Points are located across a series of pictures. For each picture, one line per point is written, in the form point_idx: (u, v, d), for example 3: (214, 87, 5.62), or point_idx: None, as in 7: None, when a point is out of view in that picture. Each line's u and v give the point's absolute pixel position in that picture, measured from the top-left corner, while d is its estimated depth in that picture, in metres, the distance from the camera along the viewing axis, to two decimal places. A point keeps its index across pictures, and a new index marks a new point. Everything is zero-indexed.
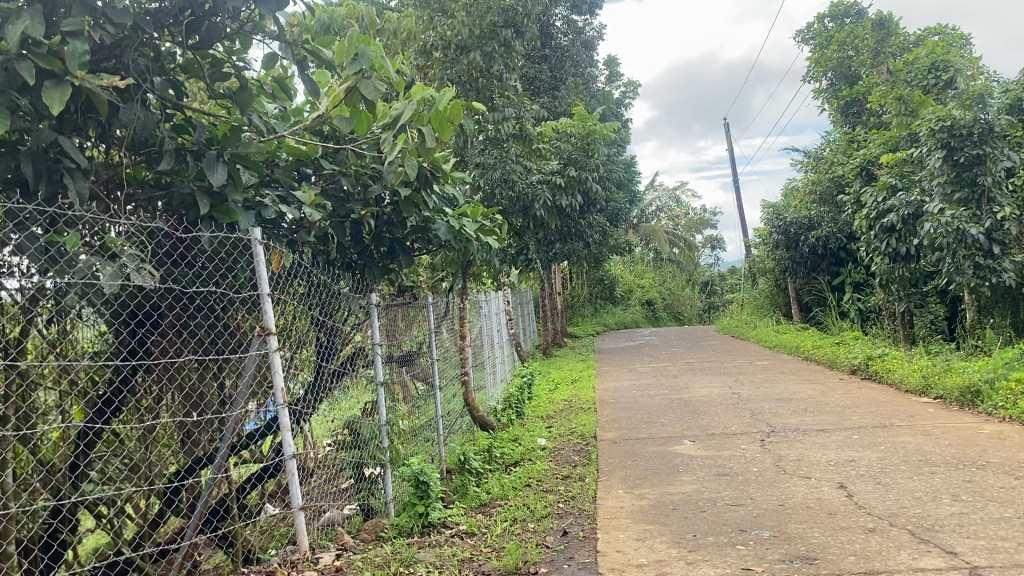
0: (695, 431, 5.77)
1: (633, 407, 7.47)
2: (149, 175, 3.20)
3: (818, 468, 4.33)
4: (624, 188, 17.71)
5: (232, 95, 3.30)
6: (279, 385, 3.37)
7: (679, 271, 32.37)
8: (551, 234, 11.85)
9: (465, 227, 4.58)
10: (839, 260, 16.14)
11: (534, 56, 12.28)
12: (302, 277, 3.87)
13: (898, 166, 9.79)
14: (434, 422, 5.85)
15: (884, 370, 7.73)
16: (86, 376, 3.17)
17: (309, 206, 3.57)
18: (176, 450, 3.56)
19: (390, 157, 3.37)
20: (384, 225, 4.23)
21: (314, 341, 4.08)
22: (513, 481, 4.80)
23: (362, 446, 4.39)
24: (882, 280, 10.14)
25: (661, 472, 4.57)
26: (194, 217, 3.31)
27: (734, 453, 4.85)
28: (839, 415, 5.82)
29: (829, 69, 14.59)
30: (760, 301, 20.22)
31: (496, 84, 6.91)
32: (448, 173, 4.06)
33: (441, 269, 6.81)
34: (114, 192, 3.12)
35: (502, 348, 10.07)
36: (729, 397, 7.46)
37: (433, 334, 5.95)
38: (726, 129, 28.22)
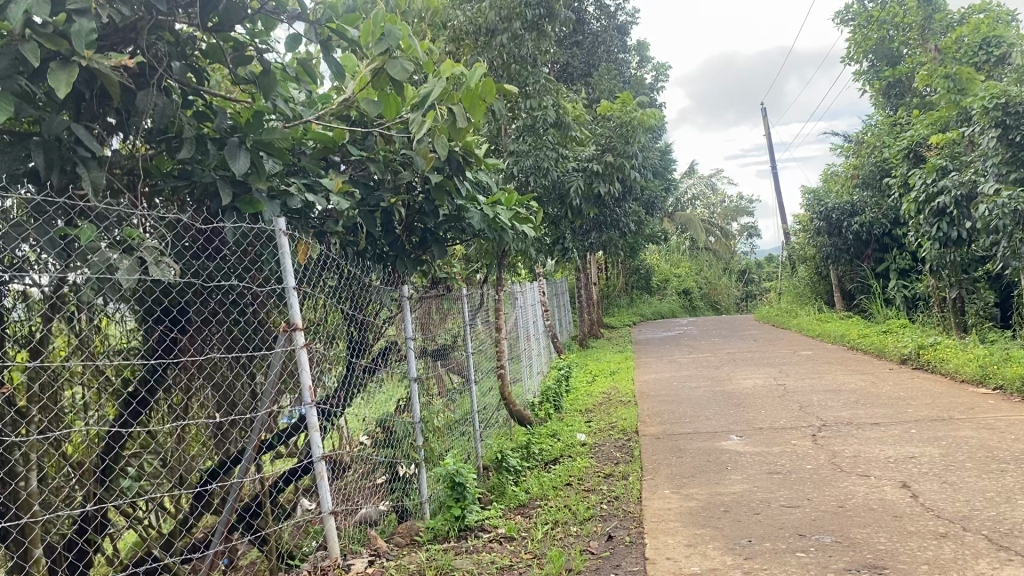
0: (741, 425, 5.54)
1: (674, 400, 7.25)
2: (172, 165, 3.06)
3: (877, 465, 4.09)
4: (658, 175, 17.41)
5: (254, 80, 3.15)
6: (306, 382, 3.15)
7: (716, 259, 31.93)
8: (586, 223, 11.63)
9: (500, 214, 4.40)
10: (884, 246, 15.71)
11: (566, 42, 12.02)
12: (332, 269, 3.72)
13: (947, 147, 9.40)
14: (470, 419, 5.69)
15: (938, 359, 7.42)
16: (114, 374, 3.05)
17: (337, 192, 3.44)
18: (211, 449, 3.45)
19: (419, 137, 3.20)
20: (417, 214, 4.08)
21: (345, 336, 3.95)
22: (553, 480, 4.62)
23: (396, 445, 4.23)
24: (932, 266, 9.77)
25: (708, 470, 4.36)
26: (217, 206, 3.17)
27: (785, 449, 4.62)
28: (893, 408, 5.56)
29: (870, 49, 14.15)
30: (800, 289, 19.82)
31: (529, 68, 6.70)
32: (481, 159, 3.89)
33: (476, 260, 6.64)
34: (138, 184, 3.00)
35: (538, 340, 9.89)
36: (774, 389, 7.20)
37: (467, 326, 5.78)
38: (762, 115, 27.69)
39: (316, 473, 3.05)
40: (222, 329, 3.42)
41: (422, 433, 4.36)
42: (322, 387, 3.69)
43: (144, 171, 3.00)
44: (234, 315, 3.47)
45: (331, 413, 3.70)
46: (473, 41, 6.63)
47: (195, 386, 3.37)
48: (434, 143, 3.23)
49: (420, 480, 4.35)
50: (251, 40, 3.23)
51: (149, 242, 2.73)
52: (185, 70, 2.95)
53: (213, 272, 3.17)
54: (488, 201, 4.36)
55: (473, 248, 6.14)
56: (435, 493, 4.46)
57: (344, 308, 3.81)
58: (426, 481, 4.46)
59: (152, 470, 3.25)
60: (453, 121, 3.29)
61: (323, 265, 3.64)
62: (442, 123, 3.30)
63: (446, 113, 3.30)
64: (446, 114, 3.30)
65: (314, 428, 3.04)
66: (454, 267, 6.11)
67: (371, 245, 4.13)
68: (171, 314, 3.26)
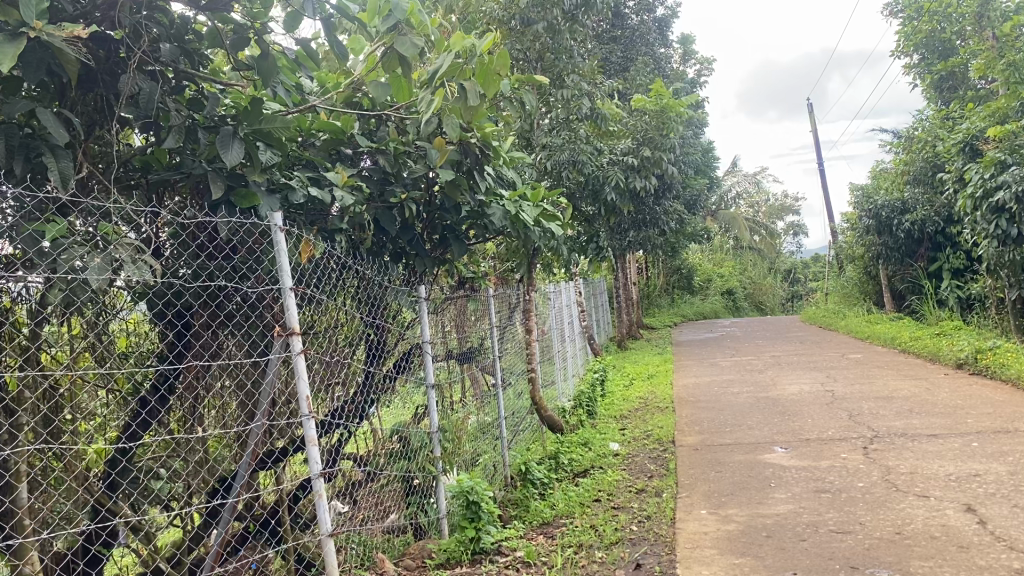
0: (785, 435, 5.19)
1: (715, 407, 6.90)
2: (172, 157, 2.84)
3: (937, 483, 3.73)
4: (700, 172, 16.99)
5: (254, 65, 2.93)
6: (302, 394, 2.75)
7: (761, 259, 31.19)
8: (624, 222, 11.31)
9: (524, 212, 4.10)
10: (937, 245, 15.09)
11: (604, 37, 11.72)
12: (344, 273, 3.46)
13: (1007, 139, 8.87)
14: (499, 427, 5.42)
15: (998, 364, 6.96)
16: (125, 378, 2.86)
17: (341, 187, 3.15)
18: (235, 452, 3.29)
19: (426, 113, 3.03)
20: (435, 210, 3.85)
21: (362, 344, 3.78)
22: (580, 495, 4.33)
23: (411, 457, 3.96)
24: (991, 265, 9.24)
25: (750, 487, 4.03)
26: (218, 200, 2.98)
27: (834, 464, 4.26)
28: (952, 418, 5.16)
29: (920, 42, 13.59)
30: (848, 289, 19.18)
31: (564, 60, 6.44)
32: (500, 151, 3.65)
33: (505, 258, 6.37)
34: (139, 177, 2.85)
35: (573, 342, 9.59)
36: (822, 395, 6.81)
37: (495, 329, 5.49)
38: (808, 110, 27.01)
39: (313, 492, 2.76)
40: (232, 334, 3.21)
41: (440, 444, 4.09)
42: (327, 398, 3.43)
43: (144, 164, 2.83)
44: (249, 318, 3.24)
45: (336, 425, 3.45)
46: (506, 29, 6.36)
47: (210, 391, 3.17)
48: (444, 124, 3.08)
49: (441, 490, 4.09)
50: (252, 22, 2.98)
51: (128, 238, 2.50)
52: (176, 51, 2.76)
53: (214, 272, 2.93)
54: (509, 196, 4.09)
55: (503, 246, 5.87)
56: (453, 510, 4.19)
57: (356, 312, 3.57)
58: (443, 496, 4.15)
59: (180, 471, 3.13)
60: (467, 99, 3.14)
61: (333, 266, 3.38)
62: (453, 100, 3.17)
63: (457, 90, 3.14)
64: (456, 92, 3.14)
65: (310, 438, 2.73)
66: (483, 267, 5.85)
67: (388, 243, 3.86)
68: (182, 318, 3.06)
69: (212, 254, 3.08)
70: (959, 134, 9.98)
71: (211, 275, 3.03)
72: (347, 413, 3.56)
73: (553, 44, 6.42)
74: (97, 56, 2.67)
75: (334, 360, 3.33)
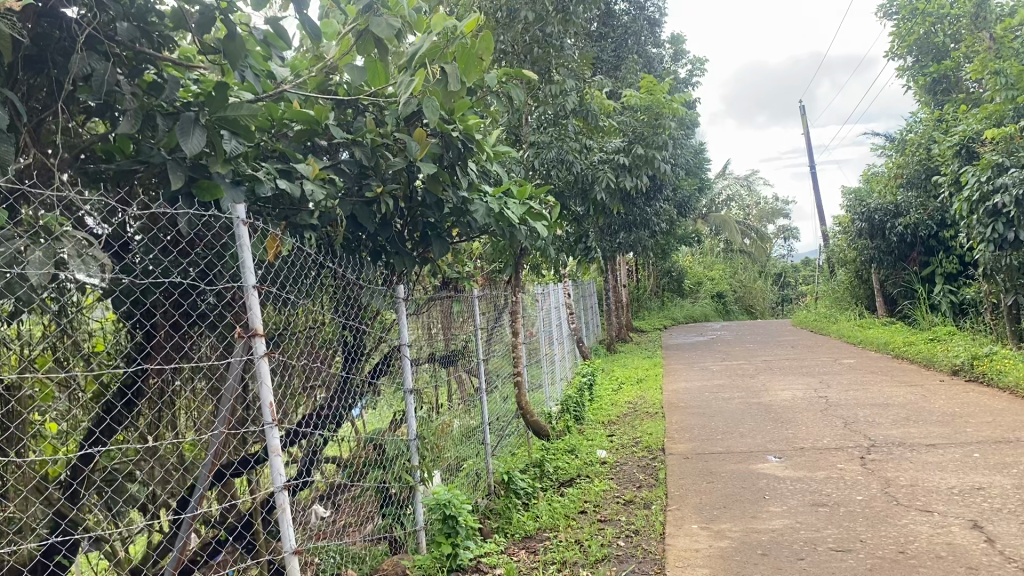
0: (778, 444, 5.01)
1: (706, 413, 6.72)
2: (135, 146, 2.66)
3: (939, 497, 3.56)
4: (692, 173, 16.87)
5: (219, 47, 2.75)
6: (264, 399, 2.53)
7: (752, 263, 30.84)
8: (614, 223, 11.13)
9: (509, 210, 3.92)
10: (929, 249, 14.98)
11: (595, 35, 11.56)
12: (313, 270, 3.26)
13: (1004, 141, 8.74)
14: (483, 432, 5.22)
15: (996, 371, 6.81)
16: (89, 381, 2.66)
17: (312, 180, 2.96)
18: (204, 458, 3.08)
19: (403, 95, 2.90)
20: (417, 206, 3.66)
21: (339, 347, 3.60)
22: (566, 506, 4.17)
23: (387, 466, 3.76)
24: (986, 270, 9.10)
25: (743, 500, 3.85)
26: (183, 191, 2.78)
27: (831, 475, 4.09)
28: (950, 426, 5.00)
29: (915, 44, 13.47)
30: (838, 294, 19.07)
31: (555, 54, 6.28)
32: (484, 145, 3.46)
33: (492, 259, 6.20)
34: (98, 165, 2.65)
35: (562, 345, 9.41)
36: (816, 402, 6.64)
37: (479, 331, 5.28)
38: (800, 113, 26.93)
39: (277, 505, 2.55)
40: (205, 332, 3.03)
41: (417, 452, 3.88)
42: (293, 406, 3.24)
43: (104, 152, 2.64)
44: (221, 315, 3.04)
45: (303, 433, 3.25)
46: (494, 22, 6.19)
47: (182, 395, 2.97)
48: (424, 104, 3.00)
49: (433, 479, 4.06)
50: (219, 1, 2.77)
51: (74, 231, 2.29)
52: (134, 29, 2.57)
53: (177, 267, 2.72)
54: (492, 192, 3.90)
55: (490, 245, 5.69)
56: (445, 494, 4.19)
57: (329, 313, 3.37)
58: (422, 510, 3.97)
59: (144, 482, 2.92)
60: (447, 82, 3.08)
61: (304, 264, 3.18)
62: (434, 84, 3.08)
63: (437, 72, 3.10)
64: (436, 73, 3.10)
65: (274, 447, 2.52)
66: (469, 267, 5.66)
67: (366, 241, 3.64)
68: (148, 317, 2.85)
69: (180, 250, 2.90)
70: (955, 137, 9.83)
71: (177, 271, 2.82)
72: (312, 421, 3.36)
73: (542, 39, 6.26)
74: (48, 35, 2.48)
75: (300, 364, 3.13)
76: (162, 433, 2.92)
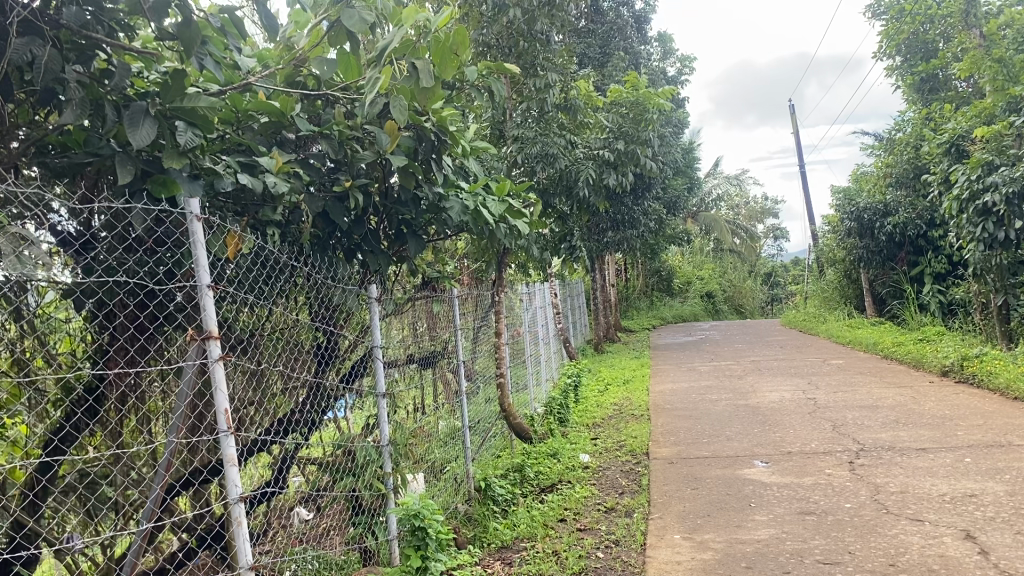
0: (766, 448, 4.89)
1: (692, 415, 6.60)
2: (93, 137, 2.52)
3: (930, 504, 3.45)
4: (680, 172, 16.77)
5: (176, 35, 2.61)
6: (220, 405, 2.37)
7: (741, 262, 30.87)
8: (602, 222, 11.00)
9: (485, 207, 3.79)
10: (918, 248, 14.93)
11: (582, 32, 11.42)
12: (277, 271, 3.11)
13: (994, 140, 8.65)
14: (465, 435, 5.07)
15: (986, 373, 6.71)
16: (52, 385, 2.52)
17: (276, 173, 2.82)
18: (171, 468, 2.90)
19: (369, 93, 2.75)
20: (392, 204, 3.53)
21: (309, 349, 3.47)
22: (545, 514, 4.06)
23: (357, 474, 3.55)
24: (976, 270, 9.00)
25: (728, 508, 3.73)
26: (144, 184, 2.62)
27: (818, 482, 3.97)
28: (940, 430, 4.89)
29: (903, 43, 13.40)
30: (827, 293, 18.98)
31: (540, 49, 6.16)
32: (458, 140, 3.33)
33: (474, 258, 6.06)
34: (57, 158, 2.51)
35: (548, 345, 9.28)
36: (804, 403, 6.53)
37: (459, 332, 5.12)
38: (789, 112, 26.88)
39: (233, 518, 2.40)
40: (175, 332, 2.86)
41: (391, 458, 3.77)
42: (252, 415, 3.10)
43: (60, 144, 2.51)
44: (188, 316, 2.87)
45: (265, 443, 3.12)
46: (477, 14, 6.05)
47: (151, 396, 2.82)
48: (390, 104, 2.88)
49: (416, 483, 4.13)
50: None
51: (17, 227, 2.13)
52: (81, 12, 2.44)
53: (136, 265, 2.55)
54: (469, 188, 3.78)
55: (471, 244, 5.55)
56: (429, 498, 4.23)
57: (295, 316, 3.24)
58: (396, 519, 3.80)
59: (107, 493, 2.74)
60: (417, 77, 2.92)
61: (264, 264, 3.03)
62: (402, 80, 2.93)
63: (407, 68, 2.92)
64: (406, 70, 2.92)
65: (229, 457, 2.37)
66: (450, 266, 5.52)
67: (337, 239, 3.49)
68: (111, 319, 2.68)
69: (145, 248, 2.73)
70: (945, 135, 9.73)
71: (137, 270, 2.65)
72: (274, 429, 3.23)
73: (527, 32, 6.12)
74: None
75: (262, 369, 2.99)
76: (128, 441, 2.74)
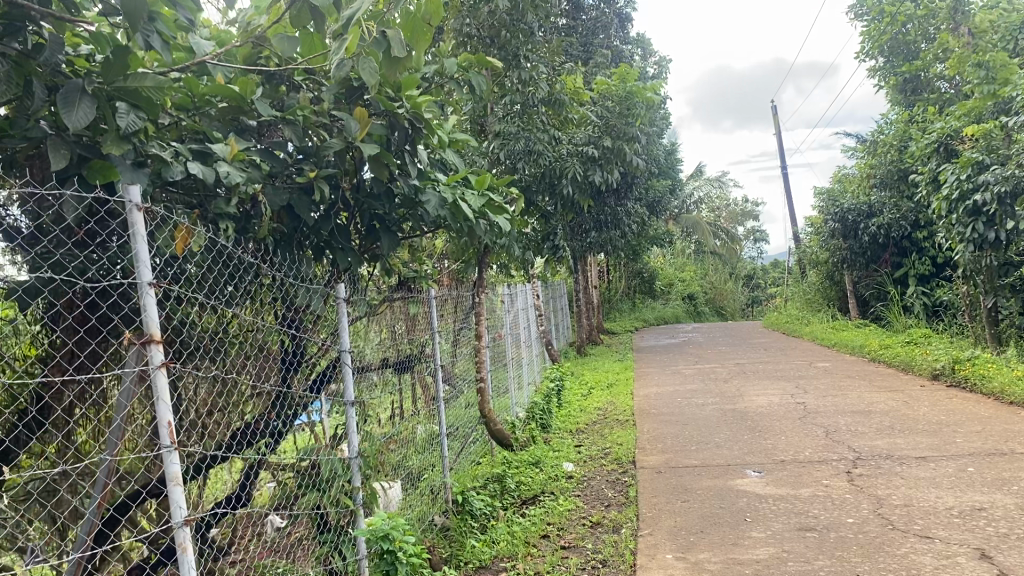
0: (757, 456, 4.68)
1: (679, 421, 6.38)
2: (20, 117, 2.25)
3: (938, 520, 3.27)
4: (662, 173, 16.59)
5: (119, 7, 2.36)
6: (163, 417, 2.09)
7: (723, 264, 30.76)
8: (584, 222, 10.77)
9: (465, 201, 3.54)
10: (902, 250, 14.83)
11: (563, 28, 11.18)
12: (231, 270, 2.83)
13: (984, 139, 8.49)
14: (443, 445, 4.79)
15: (980, 376, 6.54)
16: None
17: (230, 162, 2.56)
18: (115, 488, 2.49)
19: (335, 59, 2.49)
20: (365, 197, 3.30)
21: (272, 356, 3.23)
22: (526, 531, 3.83)
23: (324, 489, 3.26)
24: (966, 271, 8.85)
25: (722, 524, 3.51)
26: (78, 172, 2.33)
27: (817, 493, 3.78)
28: (940, 437, 4.71)
29: (885, 44, 13.28)
30: (810, 295, 18.87)
31: (522, 40, 5.91)
32: (433, 125, 3.07)
33: (453, 258, 5.81)
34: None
35: (530, 347, 9.03)
36: (794, 408, 6.34)
37: (435, 333, 4.82)
38: (773, 113, 26.77)
39: (177, 544, 2.12)
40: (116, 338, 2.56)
41: (360, 472, 3.47)
42: (211, 427, 2.87)
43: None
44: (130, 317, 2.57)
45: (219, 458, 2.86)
46: (456, 3, 5.79)
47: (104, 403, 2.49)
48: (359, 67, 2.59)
49: (392, 492, 3.88)
50: None
51: None
52: None
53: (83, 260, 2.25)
54: (446, 181, 3.53)
55: (450, 242, 5.30)
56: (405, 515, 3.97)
57: (258, 320, 3.00)
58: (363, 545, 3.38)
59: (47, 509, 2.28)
60: (388, 45, 2.68)
61: (225, 263, 2.80)
62: (370, 45, 2.66)
63: (376, 34, 2.67)
64: (375, 35, 2.67)
65: (173, 476, 2.10)
66: (427, 266, 5.26)
67: (306, 235, 3.24)
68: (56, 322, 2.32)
69: (87, 240, 2.39)
70: (933, 134, 9.56)
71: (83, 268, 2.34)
72: (230, 443, 2.97)
73: (508, 22, 5.88)
74: None
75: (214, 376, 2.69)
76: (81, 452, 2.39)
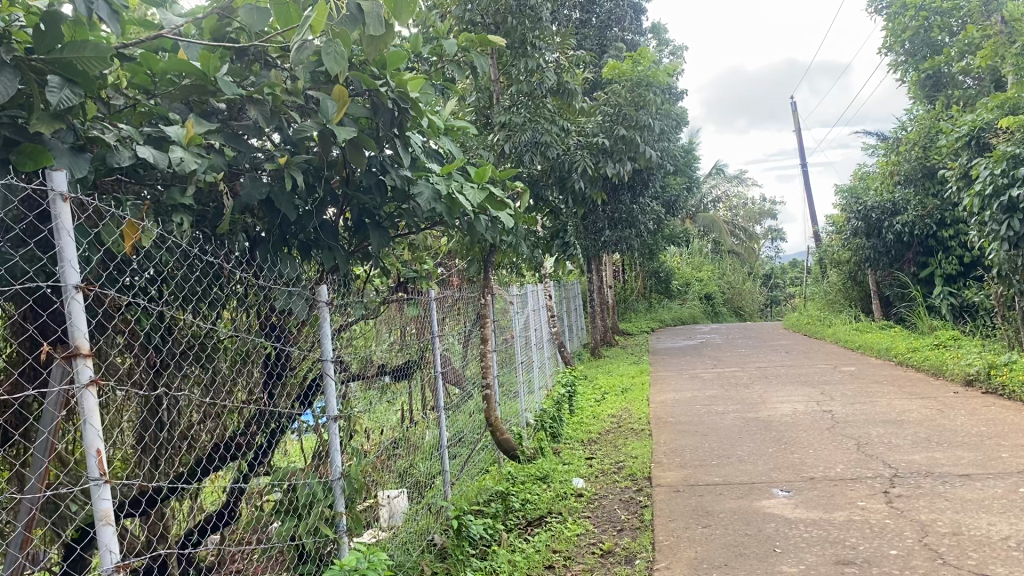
0: (785, 473, 4.32)
1: (697, 431, 6.03)
2: None
3: (993, 552, 2.94)
4: (679, 170, 16.17)
5: None
6: (93, 444, 1.77)
7: (741, 263, 30.26)
8: (599, 220, 10.41)
9: (463, 193, 3.17)
10: (927, 249, 14.37)
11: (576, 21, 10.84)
12: (188, 270, 2.49)
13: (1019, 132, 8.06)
14: (443, 462, 4.41)
15: (1020, 383, 6.14)
16: None
17: (186, 147, 2.23)
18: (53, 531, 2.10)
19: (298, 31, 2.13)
20: (355, 191, 2.96)
21: (248, 369, 2.89)
22: (528, 561, 3.49)
23: (301, 516, 2.88)
24: (1001, 271, 8.40)
25: (748, 555, 3.16)
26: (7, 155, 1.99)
27: (852, 518, 3.43)
28: (984, 451, 4.34)
29: (907, 39, 12.80)
30: (831, 295, 18.40)
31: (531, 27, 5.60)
32: (420, 108, 2.73)
33: (457, 257, 5.50)
34: None
35: (541, 350, 8.69)
36: (821, 417, 5.97)
37: (436, 339, 4.37)
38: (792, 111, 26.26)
39: None
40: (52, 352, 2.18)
41: (344, 496, 3.08)
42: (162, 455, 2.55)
43: None
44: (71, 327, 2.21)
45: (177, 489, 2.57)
46: None
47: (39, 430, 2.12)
48: (322, 50, 2.28)
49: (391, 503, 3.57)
50: None
51: None
52: None
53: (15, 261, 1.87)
54: (441, 171, 3.17)
55: (452, 241, 4.97)
56: (406, 533, 3.68)
57: (224, 330, 2.67)
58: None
59: None
60: (363, 22, 2.37)
61: (199, 266, 2.52)
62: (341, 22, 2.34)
63: (349, 9, 2.35)
64: (349, 10, 2.36)
65: (104, 515, 1.79)
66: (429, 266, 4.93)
67: (291, 234, 2.90)
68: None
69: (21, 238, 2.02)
70: (964, 127, 9.16)
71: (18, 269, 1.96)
72: (190, 470, 2.71)
73: (515, 7, 5.60)
74: None
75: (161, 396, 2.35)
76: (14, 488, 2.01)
